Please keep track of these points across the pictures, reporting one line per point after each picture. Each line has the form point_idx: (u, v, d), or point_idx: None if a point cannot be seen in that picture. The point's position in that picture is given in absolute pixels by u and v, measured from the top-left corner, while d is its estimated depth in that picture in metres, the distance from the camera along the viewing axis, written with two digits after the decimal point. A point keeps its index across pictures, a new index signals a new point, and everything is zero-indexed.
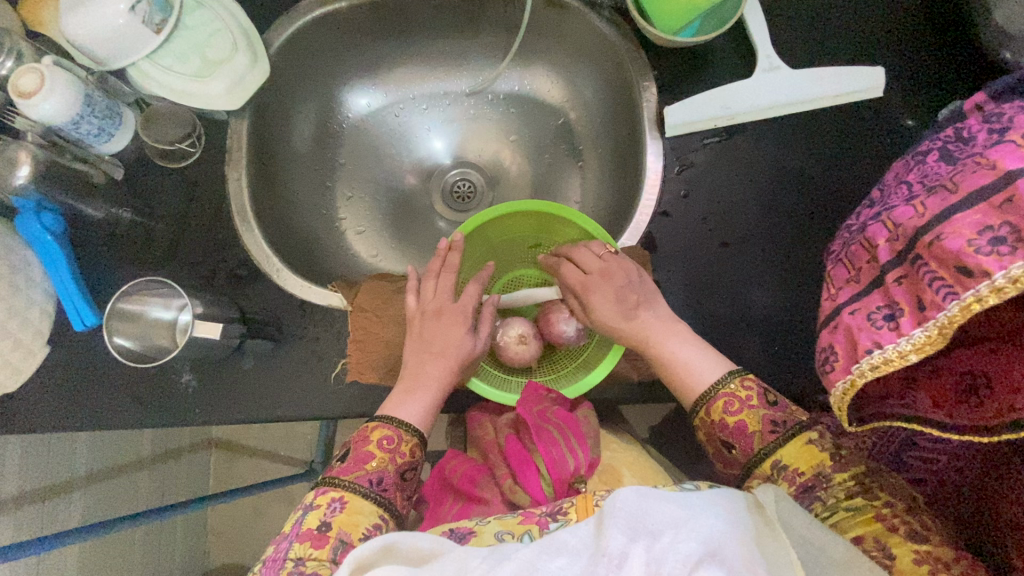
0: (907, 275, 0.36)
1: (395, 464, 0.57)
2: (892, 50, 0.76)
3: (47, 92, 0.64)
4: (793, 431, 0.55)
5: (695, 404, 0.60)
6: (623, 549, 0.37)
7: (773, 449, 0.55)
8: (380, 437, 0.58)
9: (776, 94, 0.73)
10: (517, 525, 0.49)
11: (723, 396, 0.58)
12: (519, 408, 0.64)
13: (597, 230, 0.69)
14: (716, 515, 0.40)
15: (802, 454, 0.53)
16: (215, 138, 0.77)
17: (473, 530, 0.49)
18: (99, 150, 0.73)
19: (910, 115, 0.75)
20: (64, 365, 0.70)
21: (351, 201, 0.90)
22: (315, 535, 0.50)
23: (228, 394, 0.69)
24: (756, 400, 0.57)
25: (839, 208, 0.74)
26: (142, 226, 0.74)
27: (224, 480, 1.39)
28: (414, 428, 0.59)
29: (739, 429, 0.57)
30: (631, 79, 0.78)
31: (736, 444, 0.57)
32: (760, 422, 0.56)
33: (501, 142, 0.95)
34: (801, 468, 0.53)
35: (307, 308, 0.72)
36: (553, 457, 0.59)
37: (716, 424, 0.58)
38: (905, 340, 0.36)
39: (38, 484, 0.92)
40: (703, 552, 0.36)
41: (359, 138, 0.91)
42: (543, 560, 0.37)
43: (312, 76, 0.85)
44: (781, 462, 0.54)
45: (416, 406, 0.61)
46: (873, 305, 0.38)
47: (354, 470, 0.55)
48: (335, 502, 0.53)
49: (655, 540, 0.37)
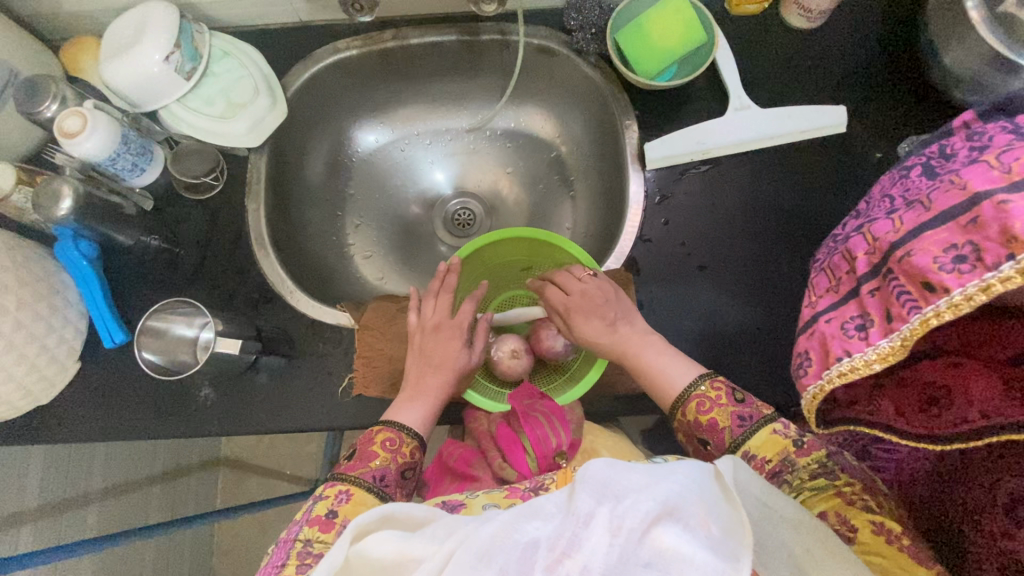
0: (880, 287, 0.39)
1: (396, 463, 0.62)
2: (855, 89, 0.84)
3: (90, 133, 0.71)
4: (759, 423, 0.61)
5: (673, 406, 0.65)
6: (591, 510, 0.44)
7: (744, 441, 0.60)
8: (383, 439, 0.63)
9: (747, 131, 0.81)
10: (503, 498, 0.56)
11: (696, 397, 0.63)
12: (511, 401, 0.70)
13: (581, 253, 0.75)
14: (677, 480, 0.47)
15: (769, 442, 0.59)
16: (236, 173, 0.85)
17: (464, 502, 0.56)
18: (132, 183, 0.80)
19: (875, 148, 0.82)
20: (94, 380, 0.76)
21: (359, 229, 0.97)
22: (323, 520, 0.56)
23: (243, 407, 0.75)
24: (725, 398, 0.63)
25: (814, 231, 0.80)
26: (169, 253, 0.81)
27: (231, 497, 1.43)
28: (414, 431, 0.64)
29: (712, 426, 0.62)
30: (615, 118, 0.85)
31: (710, 440, 0.62)
32: (730, 418, 0.62)
33: (499, 174, 1.02)
34: (768, 455, 0.59)
35: (318, 327, 0.78)
36: (537, 437, 0.64)
37: (692, 424, 0.63)
38: (872, 350, 0.39)
39: (57, 495, 0.97)
40: (661, 510, 0.43)
41: (368, 170, 0.99)
42: (522, 523, 0.45)
43: (326, 116, 0.93)
44: (751, 452, 0.59)
45: (417, 413, 0.66)
46: (847, 314, 0.41)
47: (360, 466, 0.61)
48: (342, 494, 0.58)
49: (619, 501, 0.44)
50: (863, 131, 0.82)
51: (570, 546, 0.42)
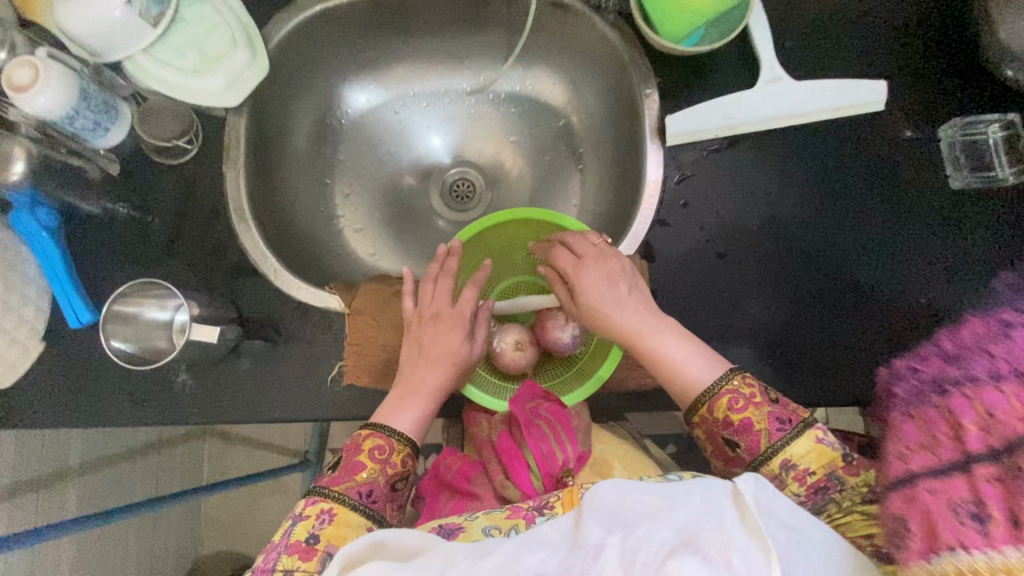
0: (1006, 478, 0.29)
1: (385, 475, 0.58)
2: (896, 61, 0.76)
3: (42, 87, 0.63)
4: (799, 428, 0.57)
5: (696, 401, 0.60)
6: (600, 541, 0.42)
7: (781, 447, 0.56)
8: (371, 447, 0.58)
9: (780, 107, 0.73)
10: (504, 520, 0.51)
11: (728, 393, 0.59)
12: (512, 407, 0.64)
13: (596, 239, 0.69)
14: (693, 504, 0.44)
15: (814, 452, 0.56)
16: (213, 136, 0.77)
17: (462, 526, 0.51)
18: (95, 144, 0.72)
19: (907, 126, 0.75)
20: (60, 362, 0.69)
21: (349, 199, 0.90)
22: (303, 548, 0.51)
23: (224, 394, 0.70)
24: (760, 397, 0.59)
25: (843, 219, 0.74)
26: (140, 223, 0.74)
27: (219, 468, 1.40)
28: (406, 437, 0.60)
29: (745, 426, 0.58)
30: (634, 86, 0.78)
31: (741, 441, 0.58)
32: (766, 420, 0.57)
33: (502, 142, 0.94)
34: (813, 467, 0.56)
35: (305, 310, 0.72)
36: (542, 453, 0.60)
37: (721, 422, 0.59)
38: (996, 554, 0.28)
39: (33, 473, 0.92)
40: (677, 542, 0.41)
41: (358, 134, 0.91)
42: (524, 554, 0.43)
43: (313, 73, 0.84)
44: (792, 461, 0.56)
45: (412, 414, 0.61)
46: (959, 494, 0.30)
47: (344, 481, 0.56)
48: (324, 514, 0.54)
49: (631, 532, 0.42)
50: (902, 108, 0.76)
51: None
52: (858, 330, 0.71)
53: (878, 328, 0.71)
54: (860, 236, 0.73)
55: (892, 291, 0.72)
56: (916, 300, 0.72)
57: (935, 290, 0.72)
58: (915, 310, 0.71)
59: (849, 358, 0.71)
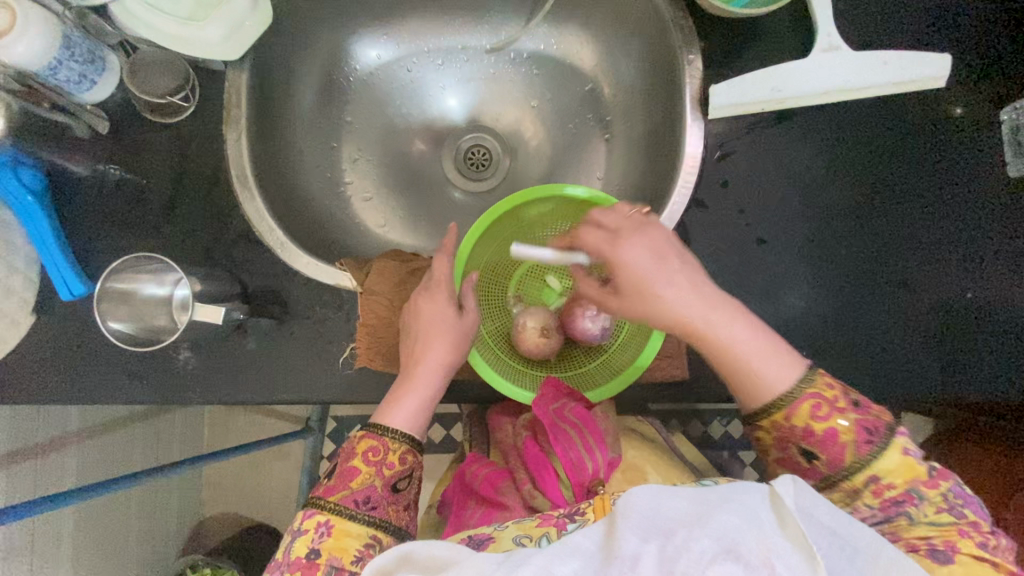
0: None
1: (383, 476, 0.57)
2: (961, 31, 0.70)
3: (19, 34, 0.56)
4: (888, 440, 0.52)
5: (768, 405, 0.53)
6: (636, 550, 0.39)
7: (868, 462, 0.51)
8: (366, 449, 0.57)
9: (833, 77, 0.67)
10: (534, 529, 0.53)
11: (810, 398, 0.52)
12: (535, 410, 0.64)
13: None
14: (730, 509, 0.41)
15: (903, 465, 0.51)
16: (212, 91, 0.70)
17: (492, 535, 0.54)
18: (81, 97, 0.65)
19: (960, 103, 0.69)
20: (52, 335, 0.65)
21: (358, 164, 0.83)
22: (304, 564, 0.51)
23: (228, 373, 0.66)
24: (845, 403, 0.53)
25: (889, 203, 0.69)
26: (134, 187, 0.68)
27: (220, 432, 1.39)
28: (402, 434, 0.58)
29: (829, 436, 0.52)
30: (674, 49, 0.71)
31: (822, 451, 0.52)
32: (853, 431, 0.52)
33: (523, 106, 0.87)
34: (897, 481, 0.51)
35: (314, 286, 0.67)
36: (572, 461, 0.63)
37: (801, 432, 0.53)
38: None
39: (29, 441, 0.90)
40: (718, 549, 0.38)
41: (368, 93, 0.84)
42: (557, 564, 0.40)
43: (321, 23, 0.77)
44: (877, 475, 0.51)
45: (411, 407, 0.59)
46: None
47: (339, 490, 0.55)
48: (323, 526, 0.54)
49: (669, 540, 0.39)
50: (964, 83, 0.70)
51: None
52: (897, 325, 0.68)
53: (919, 324, 0.68)
54: (906, 225, 0.69)
55: (937, 284, 0.68)
56: (960, 294, 0.68)
57: (982, 285, 0.68)
58: (960, 305, 0.68)
59: (886, 354, 0.68)
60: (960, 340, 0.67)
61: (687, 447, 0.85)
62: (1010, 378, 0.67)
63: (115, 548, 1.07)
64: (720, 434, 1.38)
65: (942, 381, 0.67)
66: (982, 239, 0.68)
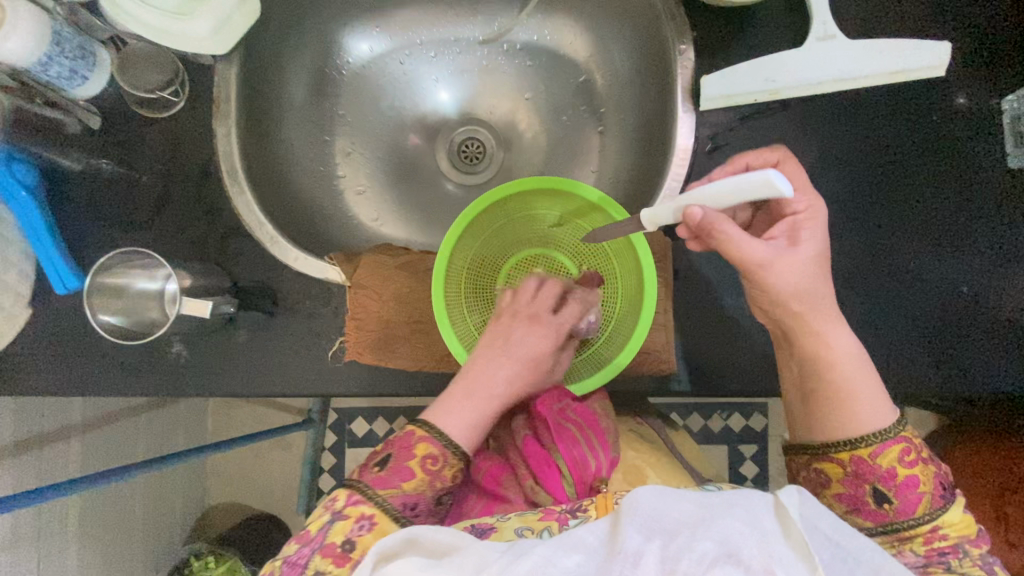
0: None
1: (433, 488, 0.57)
2: (961, 18, 0.68)
3: (8, 29, 0.56)
4: (954, 497, 0.54)
5: (859, 438, 0.54)
6: (638, 547, 0.41)
7: (937, 513, 0.52)
8: (425, 454, 0.57)
9: (830, 65, 0.66)
10: (537, 522, 0.55)
11: (902, 441, 0.53)
12: (539, 409, 0.65)
13: (642, 248, 0.64)
14: (734, 516, 0.42)
15: (964, 520, 0.53)
16: (202, 86, 0.70)
17: (494, 526, 0.55)
18: (73, 93, 0.65)
19: (963, 93, 0.68)
20: (47, 328, 0.66)
21: (350, 157, 0.83)
22: (338, 552, 0.50)
23: (219, 367, 0.66)
24: (928, 455, 0.54)
25: (884, 196, 0.69)
26: (127, 182, 0.68)
27: (223, 423, 1.41)
28: (459, 451, 0.58)
29: (908, 483, 0.53)
30: (666, 39, 0.70)
31: (895, 494, 0.53)
32: (932, 483, 0.53)
33: (517, 98, 0.87)
34: (950, 533, 0.52)
35: (303, 280, 0.68)
36: (575, 458, 0.62)
37: (880, 470, 0.53)
38: None
39: (34, 432, 0.92)
40: (719, 553, 0.39)
41: (360, 85, 0.83)
42: (560, 556, 0.42)
43: (311, 16, 0.77)
44: (939, 526, 0.52)
45: (467, 422, 0.59)
46: None
47: (389, 486, 0.55)
48: (364, 519, 0.53)
49: (670, 540, 0.41)
50: (961, 72, 0.68)
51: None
52: (891, 319, 0.68)
53: (913, 318, 0.68)
54: (901, 219, 0.69)
55: (932, 278, 0.68)
56: (954, 287, 0.68)
57: (978, 279, 0.67)
58: (955, 298, 0.67)
59: (878, 348, 0.68)
60: (956, 333, 0.67)
61: (681, 441, 0.85)
62: (1005, 372, 0.66)
63: (121, 536, 1.09)
64: (720, 428, 1.37)
65: (935, 375, 0.67)
66: (979, 233, 0.68)
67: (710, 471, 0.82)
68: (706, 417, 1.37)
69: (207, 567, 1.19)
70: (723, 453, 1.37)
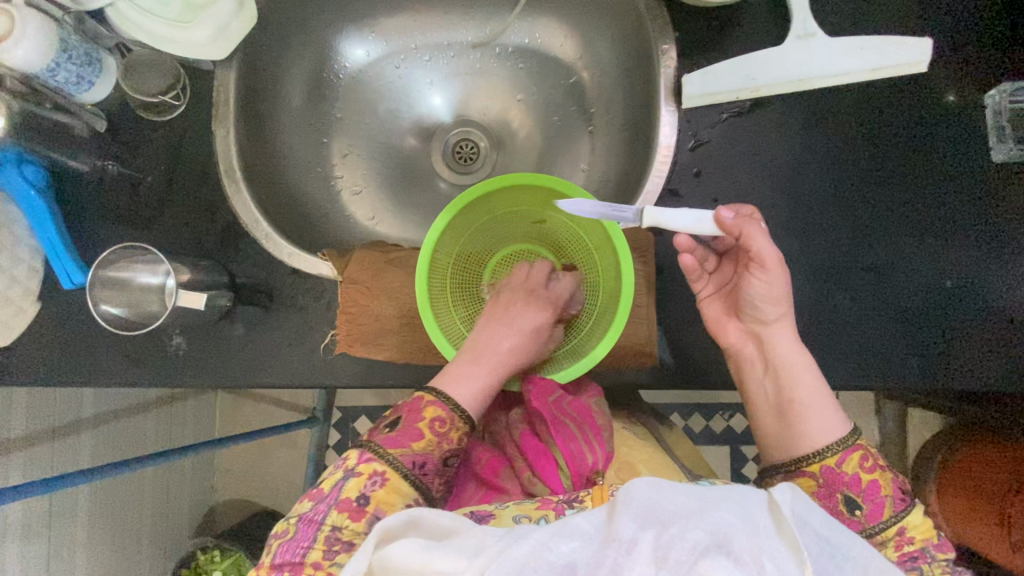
0: None
1: (441, 448, 0.58)
2: (943, 16, 0.69)
3: (19, 37, 0.59)
4: (915, 501, 0.56)
5: (822, 450, 0.57)
6: (633, 535, 0.42)
7: (902, 516, 0.55)
8: (433, 417, 0.59)
9: (808, 64, 0.67)
10: (534, 510, 0.57)
11: (860, 449, 0.57)
12: (535, 402, 0.67)
13: (617, 235, 0.65)
14: (727, 508, 0.43)
15: (925, 522, 0.55)
16: (203, 91, 0.73)
17: (493, 513, 0.57)
18: (80, 98, 0.69)
19: (953, 90, 0.69)
20: (56, 322, 0.69)
21: (348, 159, 0.86)
22: (353, 507, 0.54)
23: (217, 359, 0.69)
24: (885, 461, 0.58)
25: (868, 190, 0.69)
26: (132, 183, 0.72)
27: (230, 420, 1.44)
28: (466, 415, 0.61)
29: (873, 488, 0.56)
30: (650, 39, 0.72)
31: (863, 501, 0.56)
32: (892, 487, 0.56)
33: (509, 100, 0.89)
34: (916, 537, 0.55)
35: (298, 276, 0.70)
36: (572, 452, 0.64)
37: (846, 476, 0.56)
38: None
39: (45, 425, 0.95)
40: (711, 542, 0.41)
41: (356, 89, 0.86)
42: (557, 543, 0.42)
43: (308, 22, 0.79)
44: (904, 529, 0.55)
45: (473, 389, 0.62)
46: None
47: (399, 445, 0.57)
48: (376, 476, 0.55)
49: (664, 528, 0.42)
50: (943, 70, 0.69)
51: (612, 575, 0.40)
52: (876, 313, 0.68)
53: (898, 312, 0.68)
54: (886, 215, 0.69)
55: (915, 272, 0.69)
56: (940, 281, 0.68)
57: (962, 272, 0.68)
58: (940, 292, 0.68)
59: (863, 342, 0.68)
60: (940, 327, 0.68)
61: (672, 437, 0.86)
62: (990, 366, 0.67)
63: (130, 528, 1.13)
64: (722, 429, 1.36)
65: (920, 368, 0.68)
66: (962, 227, 0.68)
67: (700, 468, 0.83)
68: (708, 417, 1.37)
69: (211, 561, 1.23)
70: (725, 454, 1.37)
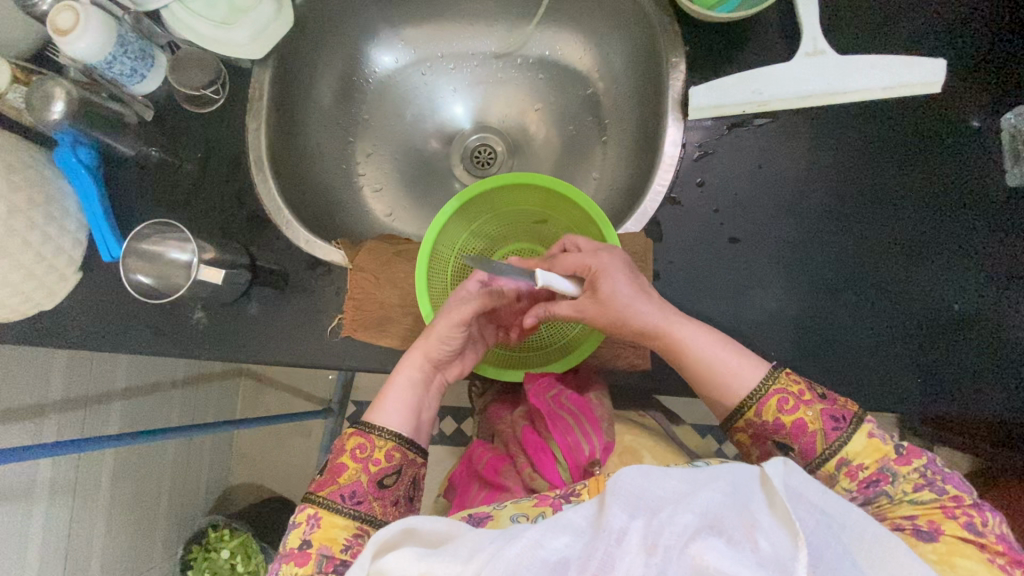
0: None
1: (368, 472, 0.60)
2: (957, 42, 0.70)
3: (82, 33, 0.66)
4: (854, 425, 0.56)
5: (741, 404, 0.58)
6: (623, 525, 0.42)
7: (838, 449, 0.55)
8: (353, 446, 0.61)
9: (816, 81, 0.69)
10: (531, 507, 0.57)
11: (777, 393, 0.58)
12: (533, 400, 0.69)
13: (607, 231, 0.67)
14: (717, 488, 0.43)
15: (869, 447, 0.55)
16: (240, 88, 0.80)
17: (491, 514, 0.57)
18: (133, 89, 0.76)
19: (976, 115, 0.68)
20: (94, 291, 0.75)
21: (370, 158, 0.90)
22: (297, 554, 0.55)
23: (232, 335, 0.74)
24: (808, 394, 0.57)
25: (873, 210, 0.69)
26: (170, 168, 0.78)
27: (251, 406, 1.50)
28: (387, 433, 0.62)
29: (798, 427, 0.57)
30: (661, 53, 0.74)
31: (795, 442, 0.57)
32: (820, 420, 0.56)
33: (527, 108, 0.92)
34: (866, 463, 0.55)
35: (312, 261, 0.75)
36: (569, 444, 0.65)
37: (773, 424, 0.58)
38: None
39: (82, 392, 1.02)
40: (702, 523, 0.41)
41: (384, 93, 0.91)
42: (548, 538, 0.42)
43: (342, 28, 0.85)
44: (847, 459, 0.55)
45: (394, 408, 0.64)
46: None
47: (328, 486, 0.60)
48: (313, 519, 0.58)
49: (654, 516, 0.42)
50: (957, 92, 0.69)
51: (603, 567, 0.40)
52: (874, 333, 0.67)
53: (896, 333, 0.67)
54: (889, 233, 0.69)
55: (921, 295, 0.67)
56: (947, 305, 0.67)
57: (969, 296, 0.67)
58: (947, 316, 0.67)
59: (863, 361, 0.67)
60: (945, 351, 0.66)
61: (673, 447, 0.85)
62: (998, 394, 0.65)
63: (149, 497, 1.19)
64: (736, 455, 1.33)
65: (921, 392, 0.66)
66: (971, 249, 0.67)
67: None
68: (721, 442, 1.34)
69: (221, 539, 1.28)
70: None
